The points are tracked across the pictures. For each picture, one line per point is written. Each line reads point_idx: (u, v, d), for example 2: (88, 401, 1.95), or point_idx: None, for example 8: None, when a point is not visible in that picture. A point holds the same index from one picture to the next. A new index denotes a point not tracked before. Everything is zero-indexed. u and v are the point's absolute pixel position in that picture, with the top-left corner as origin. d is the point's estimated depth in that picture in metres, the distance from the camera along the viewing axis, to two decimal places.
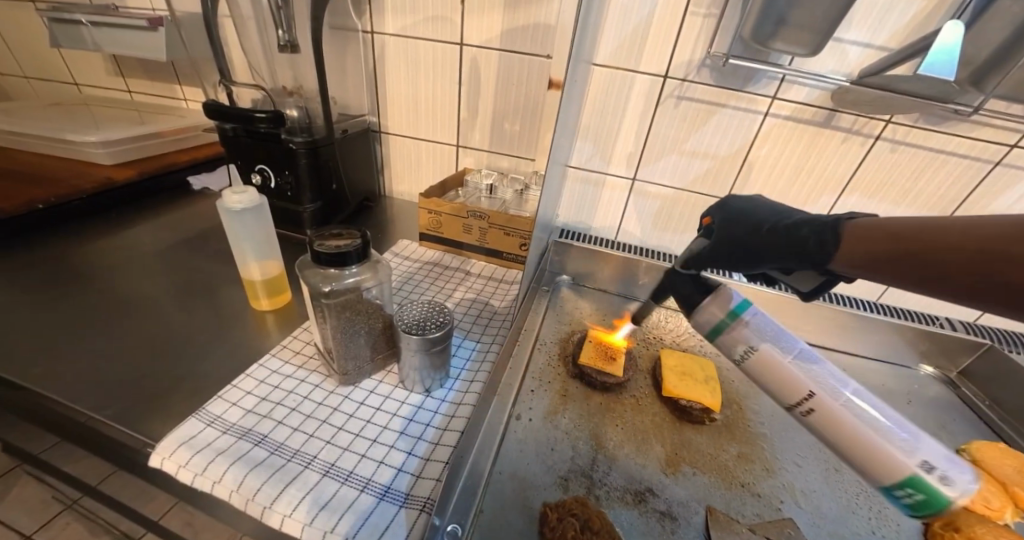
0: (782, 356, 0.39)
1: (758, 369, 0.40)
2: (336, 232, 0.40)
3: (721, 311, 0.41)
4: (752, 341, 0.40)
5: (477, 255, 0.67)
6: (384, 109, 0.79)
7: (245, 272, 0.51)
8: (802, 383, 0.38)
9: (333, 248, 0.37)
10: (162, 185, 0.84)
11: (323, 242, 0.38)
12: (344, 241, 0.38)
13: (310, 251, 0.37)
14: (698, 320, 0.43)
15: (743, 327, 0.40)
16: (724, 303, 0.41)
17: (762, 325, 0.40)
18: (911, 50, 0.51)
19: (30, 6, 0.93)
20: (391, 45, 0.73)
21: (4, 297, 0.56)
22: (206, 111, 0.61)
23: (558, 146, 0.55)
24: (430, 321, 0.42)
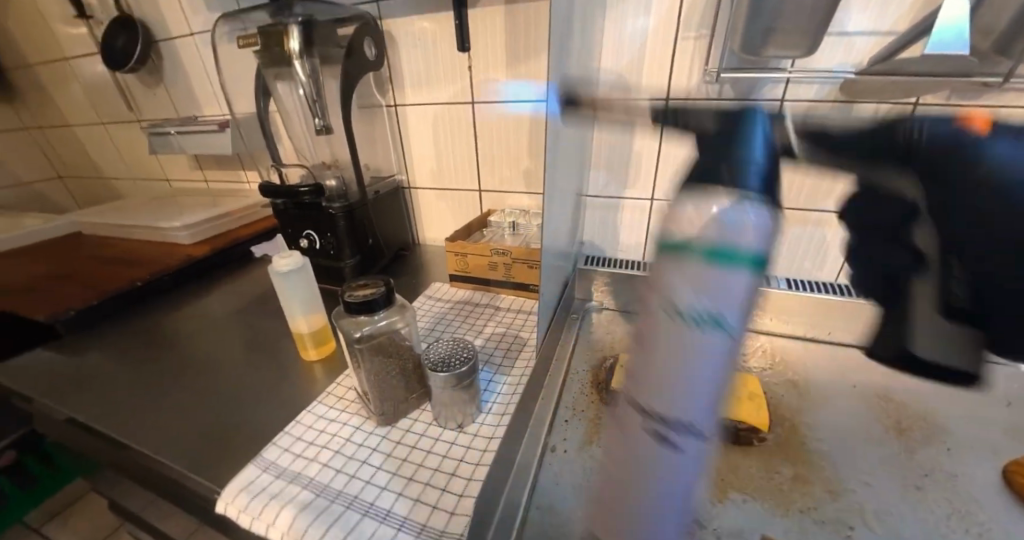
0: (687, 351, 0.29)
1: (663, 330, 0.30)
2: (364, 282, 0.44)
3: (740, 243, 0.26)
4: (714, 316, 0.27)
5: (505, 290, 0.69)
6: (411, 167, 0.87)
7: (295, 325, 0.56)
8: (663, 383, 0.31)
9: (361, 296, 0.41)
10: (231, 258, 0.96)
11: (353, 293, 0.42)
12: (370, 289, 0.43)
13: (344, 302, 0.42)
14: (712, 226, 0.26)
15: (722, 286, 0.27)
16: (755, 236, 0.26)
17: (731, 305, 0.28)
18: (923, 28, 0.49)
19: (133, 125, 1.15)
20: (412, 112, 0.81)
21: (108, 367, 0.66)
22: (262, 191, 0.71)
23: (567, 179, 0.57)
24: (455, 357, 0.44)
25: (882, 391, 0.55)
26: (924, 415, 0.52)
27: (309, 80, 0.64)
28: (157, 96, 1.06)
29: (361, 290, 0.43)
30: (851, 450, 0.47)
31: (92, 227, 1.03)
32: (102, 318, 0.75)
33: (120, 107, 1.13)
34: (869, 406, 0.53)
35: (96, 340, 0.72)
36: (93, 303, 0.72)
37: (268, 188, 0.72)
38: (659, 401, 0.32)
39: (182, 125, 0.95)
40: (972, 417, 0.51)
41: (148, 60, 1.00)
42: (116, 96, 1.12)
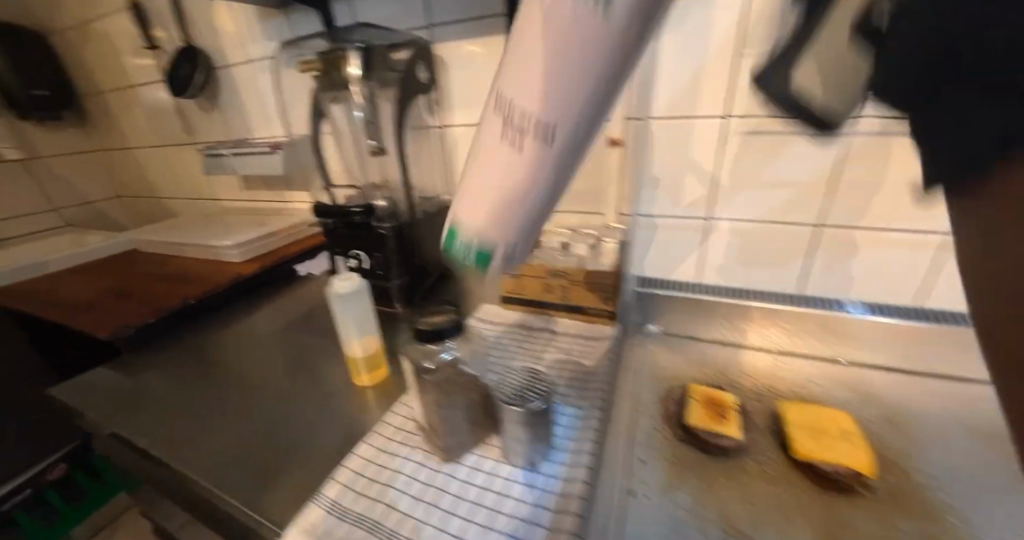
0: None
1: None
2: (431, 309, 0.42)
3: None
4: None
5: (560, 312, 0.67)
6: (457, 187, 0.87)
7: (349, 349, 0.55)
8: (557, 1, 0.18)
9: (431, 324, 0.40)
10: (277, 277, 0.97)
11: (423, 320, 0.40)
12: (440, 317, 0.41)
13: (413, 330, 0.40)
14: None
15: None
16: None
17: None
18: None
19: (189, 148, 1.20)
20: (459, 134, 0.80)
21: (162, 387, 0.66)
22: (319, 212, 0.73)
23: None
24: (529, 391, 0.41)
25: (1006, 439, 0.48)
26: None
27: (363, 102, 0.64)
28: (212, 121, 1.11)
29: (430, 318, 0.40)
30: (979, 507, 0.41)
31: (147, 246, 1.07)
32: (157, 336, 0.76)
33: (178, 131, 1.18)
34: (992, 456, 0.46)
35: (149, 358, 0.72)
36: (150, 320, 0.74)
37: (322, 208, 0.73)
38: (528, 47, 0.19)
39: (236, 147, 0.99)
40: None
41: (206, 87, 1.05)
42: (174, 121, 1.17)
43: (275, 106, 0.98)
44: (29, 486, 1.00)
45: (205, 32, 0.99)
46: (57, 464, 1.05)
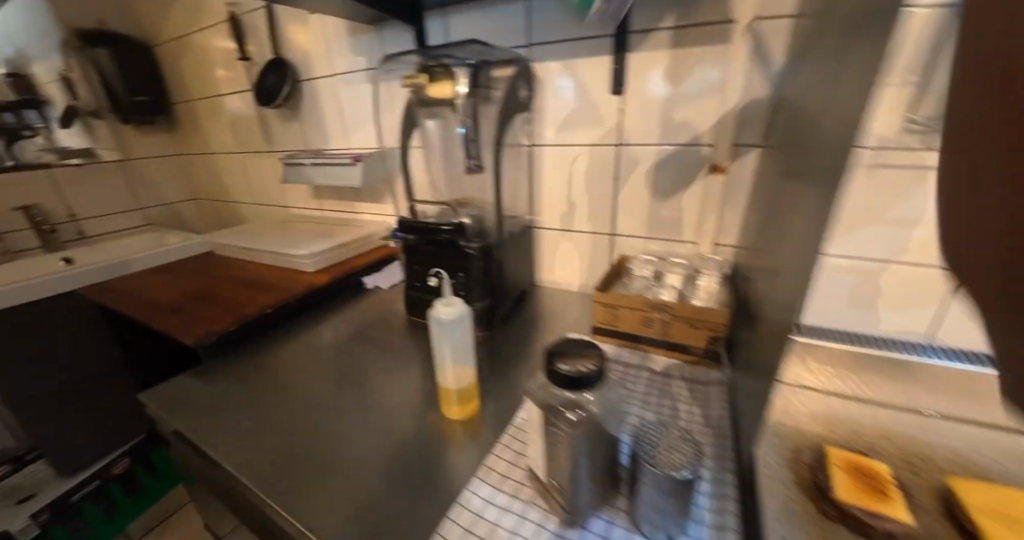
0: None
1: None
2: (565, 347, 0.37)
3: None
4: None
5: (657, 349, 0.61)
6: (540, 207, 0.85)
7: (443, 379, 0.50)
8: None
9: (572, 369, 0.34)
10: (346, 288, 0.96)
11: (563, 362, 0.35)
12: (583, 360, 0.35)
13: (552, 374, 0.34)
14: None
15: None
16: None
17: None
18: None
19: (266, 156, 1.23)
20: (550, 153, 0.81)
21: (237, 397, 0.65)
22: (402, 227, 0.71)
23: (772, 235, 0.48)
24: (676, 449, 0.36)
25: None
26: None
27: (467, 119, 0.62)
28: (292, 130, 1.13)
29: (572, 358, 0.35)
30: None
31: (222, 249, 1.10)
32: (235, 343, 0.76)
33: (257, 139, 1.22)
34: None
35: (229, 365, 0.72)
36: (230, 328, 0.74)
37: (407, 223, 0.71)
38: None
39: (317, 157, 1.00)
40: None
41: (291, 98, 1.08)
42: (255, 129, 1.21)
43: (356, 118, 0.99)
44: (97, 478, 1.10)
45: (296, 45, 1.01)
46: (121, 458, 1.15)
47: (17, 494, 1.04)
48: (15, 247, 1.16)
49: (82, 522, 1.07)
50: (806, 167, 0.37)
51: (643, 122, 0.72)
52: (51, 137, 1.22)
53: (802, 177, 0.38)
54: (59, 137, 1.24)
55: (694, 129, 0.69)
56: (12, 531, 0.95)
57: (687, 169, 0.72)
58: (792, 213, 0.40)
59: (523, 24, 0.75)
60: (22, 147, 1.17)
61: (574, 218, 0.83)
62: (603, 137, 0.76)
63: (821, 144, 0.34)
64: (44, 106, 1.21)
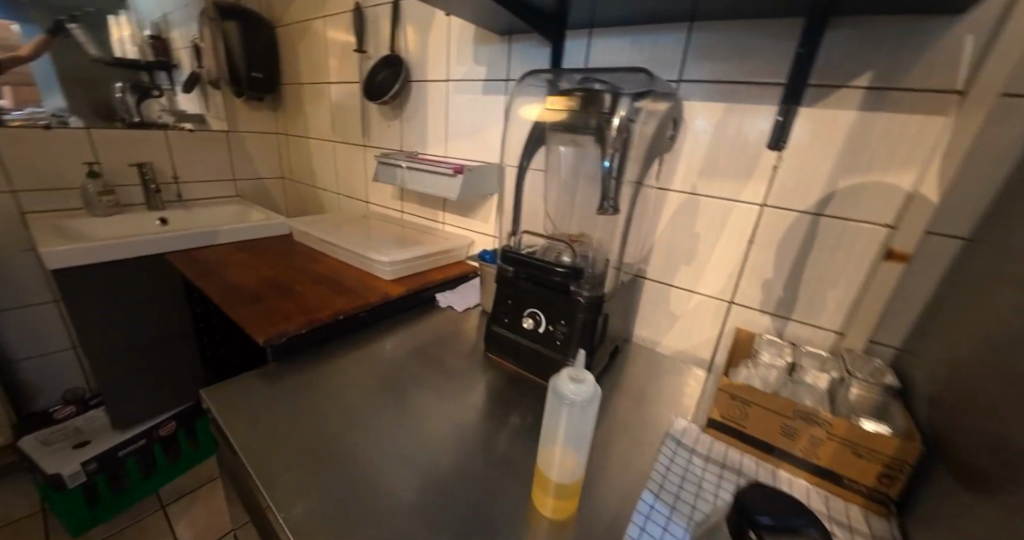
0: None
1: None
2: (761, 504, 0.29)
3: None
4: None
5: (795, 467, 0.49)
6: (650, 256, 0.77)
7: (544, 465, 0.42)
8: None
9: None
10: (418, 301, 0.91)
11: (767, 535, 0.28)
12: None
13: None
14: None
15: None
16: None
17: None
18: None
19: (360, 149, 1.23)
20: (675, 200, 0.72)
21: (301, 406, 0.61)
22: (504, 257, 0.64)
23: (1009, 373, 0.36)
24: None
25: None
26: None
27: (616, 152, 0.53)
28: (391, 129, 1.12)
29: (779, 534, 0.28)
30: None
31: (302, 236, 1.09)
32: (304, 345, 0.72)
33: (355, 131, 1.22)
34: None
35: (297, 369, 0.68)
36: (302, 330, 0.70)
37: (511, 254, 0.64)
38: None
39: (415, 161, 0.96)
40: None
41: (399, 96, 1.06)
42: (355, 122, 1.21)
43: (461, 127, 0.95)
44: (144, 437, 1.11)
45: (414, 46, 0.99)
46: (169, 422, 1.17)
47: (76, 437, 1.10)
48: (124, 200, 1.25)
49: (124, 476, 1.08)
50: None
51: (801, 186, 0.61)
52: (173, 99, 1.33)
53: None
54: (179, 101, 1.34)
55: (871, 204, 0.57)
56: (64, 475, 0.98)
57: (850, 248, 0.60)
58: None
59: (675, 56, 0.67)
60: (148, 106, 1.29)
61: (690, 275, 0.74)
62: (746, 192, 0.65)
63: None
64: (174, 70, 1.33)
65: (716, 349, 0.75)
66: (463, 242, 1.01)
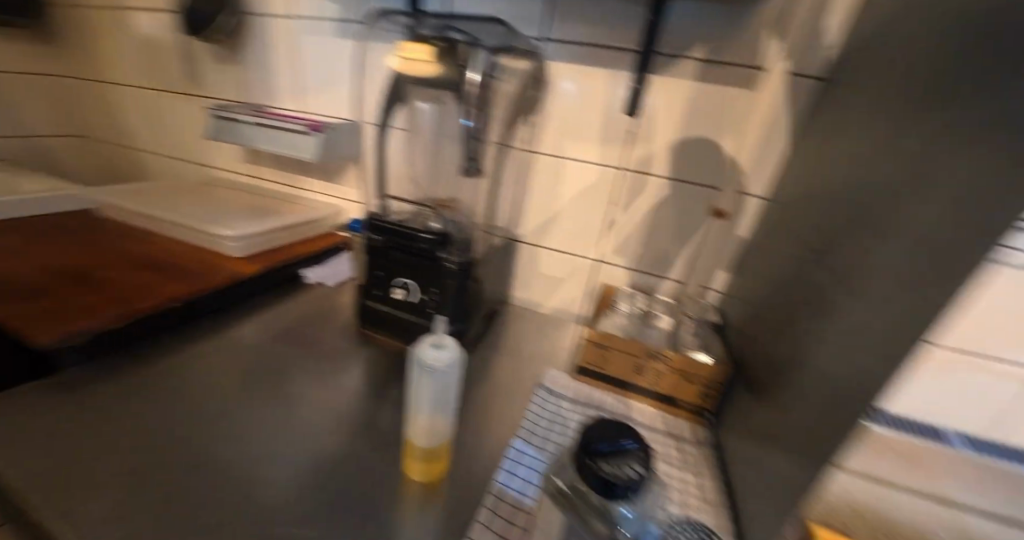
0: None
1: None
2: (615, 442, 0.28)
3: None
4: None
5: (643, 399, 0.57)
6: (523, 218, 0.76)
7: (412, 432, 0.41)
8: None
9: (619, 474, 0.26)
10: (279, 282, 0.80)
11: (602, 461, 0.27)
12: (625, 463, 0.27)
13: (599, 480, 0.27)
14: None
15: None
16: None
17: None
18: None
19: (187, 99, 1.00)
20: (543, 162, 0.72)
21: (113, 413, 0.49)
22: (369, 225, 0.59)
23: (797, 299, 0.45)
24: None
25: None
26: None
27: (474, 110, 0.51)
28: (228, 75, 0.92)
29: (612, 455, 0.27)
30: None
31: (112, 210, 0.87)
32: (121, 343, 0.58)
33: (178, 75, 0.98)
34: None
35: (109, 375, 0.54)
36: (113, 326, 0.56)
37: (377, 222, 0.59)
38: None
39: (260, 117, 0.82)
40: None
41: (233, 33, 0.88)
42: (177, 64, 0.97)
43: (317, 77, 0.83)
44: None
45: None
46: None
47: None
48: None
49: None
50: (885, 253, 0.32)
51: (650, 149, 0.67)
52: None
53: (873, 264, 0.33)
54: None
55: (701, 168, 0.65)
56: None
57: (687, 205, 0.68)
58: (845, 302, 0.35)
59: (539, 14, 0.66)
60: None
61: (559, 235, 0.76)
62: (605, 156, 0.69)
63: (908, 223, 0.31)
64: None
65: (584, 306, 0.81)
66: (331, 213, 0.91)
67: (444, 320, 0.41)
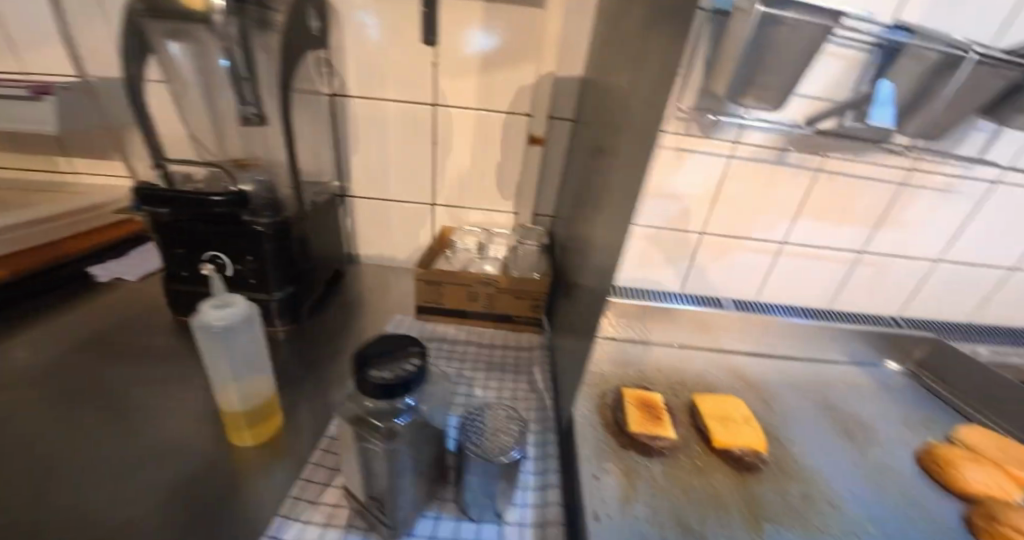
0: None
1: None
2: (387, 348, 0.32)
3: None
4: None
5: (484, 323, 0.62)
6: (350, 172, 0.73)
7: (223, 401, 0.39)
8: None
9: (388, 374, 0.29)
10: (51, 286, 0.66)
11: (380, 369, 0.30)
12: (396, 363, 0.30)
13: (364, 386, 0.29)
14: None
15: None
16: None
17: None
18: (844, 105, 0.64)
19: None
20: (356, 109, 0.68)
21: None
22: (139, 195, 0.49)
23: (587, 205, 0.51)
24: (501, 432, 0.36)
25: (822, 397, 0.67)
26: (858, 420, 0.63)
27: None
28: None
29: (388, 363, 0.30)
30: (826, 460, 0.54)
31: None
32: None
33: None
34: (819, 411, 0.63)
35: None
36: None
37: (150, 192, 0.49)
38: None
39: None
40: (885, 417, 0.65)
41: None
42: None
43: None
44: None
45: None
46: None
47: None
48: None
49: None
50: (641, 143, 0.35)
51: (459, 83, 0.66)
52: None
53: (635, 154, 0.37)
54: None
55: (509, 98, 0.67)
56: None
57: (507, 137, 0.70)
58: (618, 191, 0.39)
59: None
60: None
61: (392, 181, 0.74)
62: (416, 95, 0.67)
63: (633, 120, 0.37)
64: None
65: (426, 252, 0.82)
66: (114, 197, 0.77)
67: (222, 286, 0.40)
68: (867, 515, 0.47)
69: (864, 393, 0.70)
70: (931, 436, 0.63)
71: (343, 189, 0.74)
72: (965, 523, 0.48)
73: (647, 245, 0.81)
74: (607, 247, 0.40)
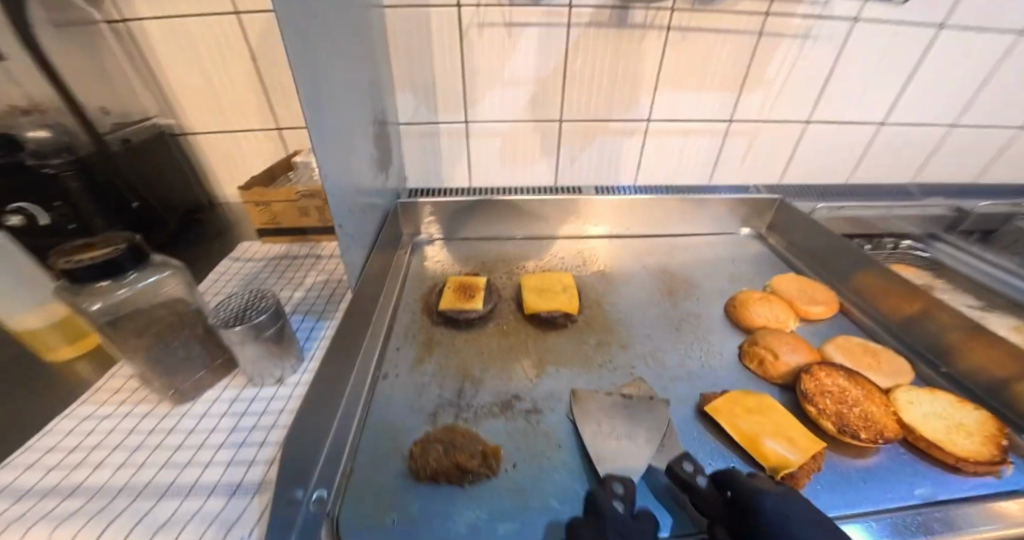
0: None
1: None
2: (96, 243, 0.35)
3: None
4: None
5: (325, 236, 0.65)
6: (176, 106, 0.64)
7: (19, 325, 0.43)
8: None
9: (89, 259, 0.32)
10: None
11: (80, 256, 0.33)
12: (102, 251, 0.34)
13: (58, 272, 0.32)
14: None
15: None
16: None
17: None
18: None
19: None
20: (157, 34, 0.58)
21: None
22: None
23: (360, 103, 0.53)
24: (251, 307, 0.40)
25: (661, 264, 0.72)
26: (686, 279, 0.68)
27: None
28: None
29: (89, 252, 0.33)
30: (633, 311, 0.61)
31: None
32: None
33: None
34: (652, 276, 0.69)
35: None
36: None
37: None
38: None
39: None
40: (716, 274, 0.70)
41: None
42: None
43: None
44: None
45: None
46: None
47: None
48: None
49: None
50: (305, 29, 0.39)
51: None
52: None
53: (312, 40, 0.40)
54: None
55: None
56: None
57: None
58: (324, 78, 0.43)
59: None
60: None
61: (228, 113, 0.65)
62: None
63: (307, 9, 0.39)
64: None
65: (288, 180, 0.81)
66: None
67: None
68: (651, 351, 0.54)
69: (708, 257, 0.75)
70: (751, 286, 0.69)
71: (170, 125, 0.65)
72: (740, 350, 0.55)
73: (510, 139, 0.81)
74: (334, 133, 0.45)
